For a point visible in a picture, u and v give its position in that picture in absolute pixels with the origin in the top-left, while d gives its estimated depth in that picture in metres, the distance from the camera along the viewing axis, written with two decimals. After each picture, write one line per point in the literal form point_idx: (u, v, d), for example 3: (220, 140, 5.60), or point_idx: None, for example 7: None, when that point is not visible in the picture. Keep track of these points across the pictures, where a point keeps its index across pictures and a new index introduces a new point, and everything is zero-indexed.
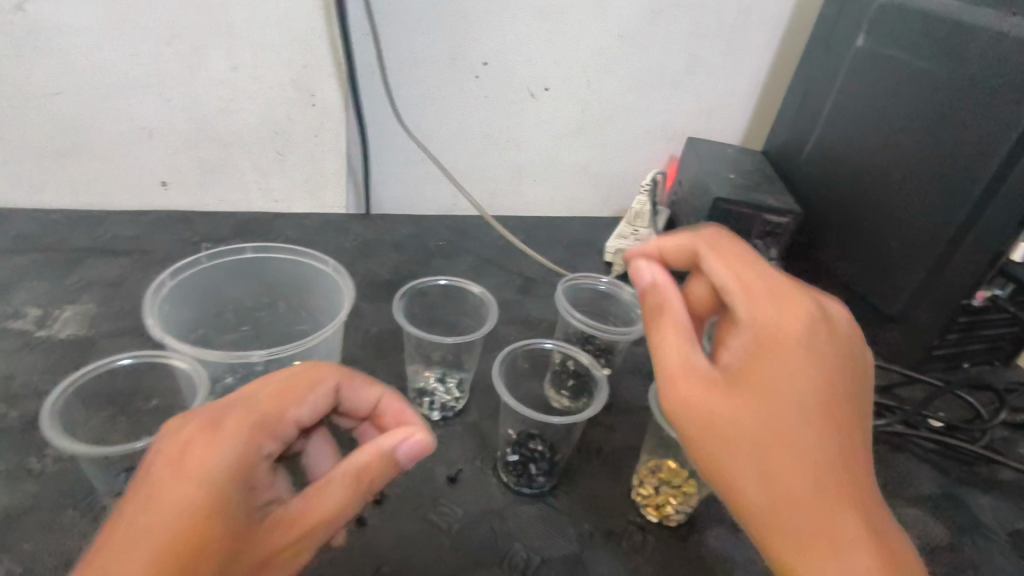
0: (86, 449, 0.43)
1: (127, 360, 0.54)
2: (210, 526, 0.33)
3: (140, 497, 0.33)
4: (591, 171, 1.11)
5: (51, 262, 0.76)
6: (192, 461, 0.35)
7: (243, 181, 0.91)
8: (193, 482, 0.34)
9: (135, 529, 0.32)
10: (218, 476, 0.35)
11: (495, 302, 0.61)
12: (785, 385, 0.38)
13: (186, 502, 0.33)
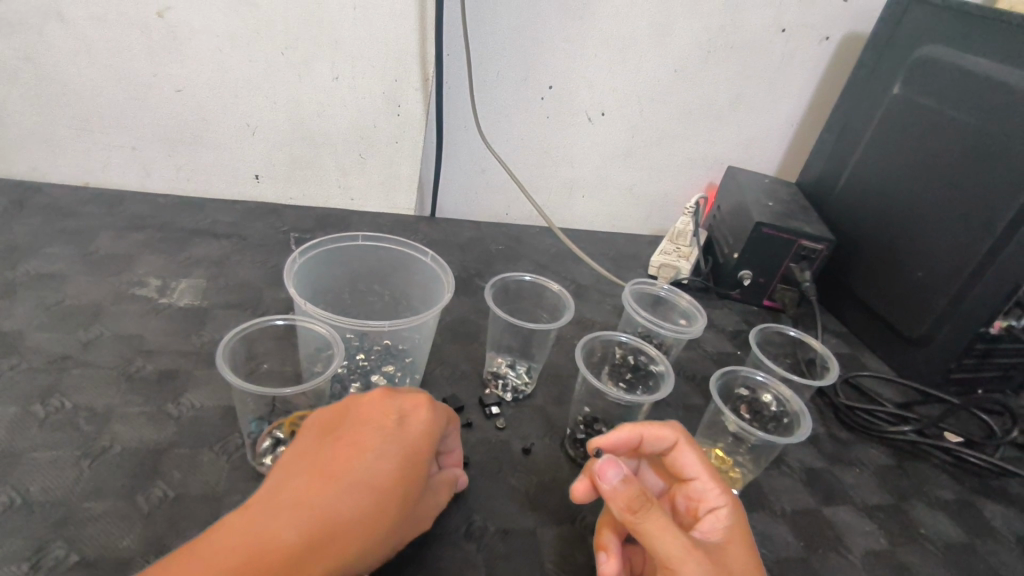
0: (249, 386, 0.51)
1: (281, 322, 0.59)
2: (417, 448, 0.46)
3: (363, 430, 0.46)
4: (637, 192, 1.20)
5: (165, 238, 0.87)
6: (404, 412, 0.47)
7: (326, 179, 1.01)
8: (402, 423, 0.47)
9: (345, 447, 0.44)
10: (396, 427, 0.46)
11: (572, 299, 0.69)
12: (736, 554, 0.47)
13: (374, 441, 0.45)
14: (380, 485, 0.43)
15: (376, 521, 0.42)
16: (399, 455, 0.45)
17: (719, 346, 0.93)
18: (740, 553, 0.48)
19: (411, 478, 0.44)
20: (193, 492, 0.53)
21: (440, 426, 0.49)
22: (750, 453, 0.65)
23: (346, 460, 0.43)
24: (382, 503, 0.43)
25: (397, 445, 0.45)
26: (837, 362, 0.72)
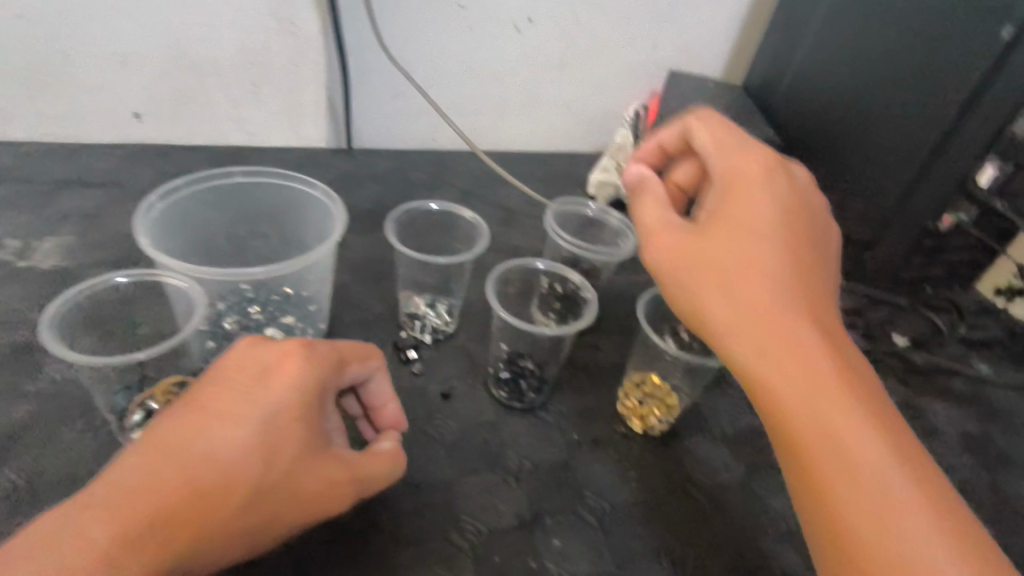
0: (96, 359, 0.43)
1: (122, 279, 0.50)
2: (286, 410, 0.38)
3: (219, 392, 0.38)
4: (574, 107, 1.11)
5: (30, 192, 0.76)
6: (269, 365, 0.40)
7: (220, 114, 0.90)
8: (267, 379, 0.39)
9: (198, 409, 0.37)
10: (265, 384, 0.39)
11: (487, 226, 0.62)
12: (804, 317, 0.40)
13: (232, 403, 0.38)
14: (235, 453, 0.36)
15: (233, 494, 0.35)
16: (261, 416, 0.37)
17: None
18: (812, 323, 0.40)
19: (278, 442, 0.37)
20: (48, 478, 0.47)
21: (322, 379, 0.41)
22: (685, 378, 0.60)
23: (193, 428, 0.36)
24: (238, 471, 0.36)
25: (259, 405, 0.38)
26: None
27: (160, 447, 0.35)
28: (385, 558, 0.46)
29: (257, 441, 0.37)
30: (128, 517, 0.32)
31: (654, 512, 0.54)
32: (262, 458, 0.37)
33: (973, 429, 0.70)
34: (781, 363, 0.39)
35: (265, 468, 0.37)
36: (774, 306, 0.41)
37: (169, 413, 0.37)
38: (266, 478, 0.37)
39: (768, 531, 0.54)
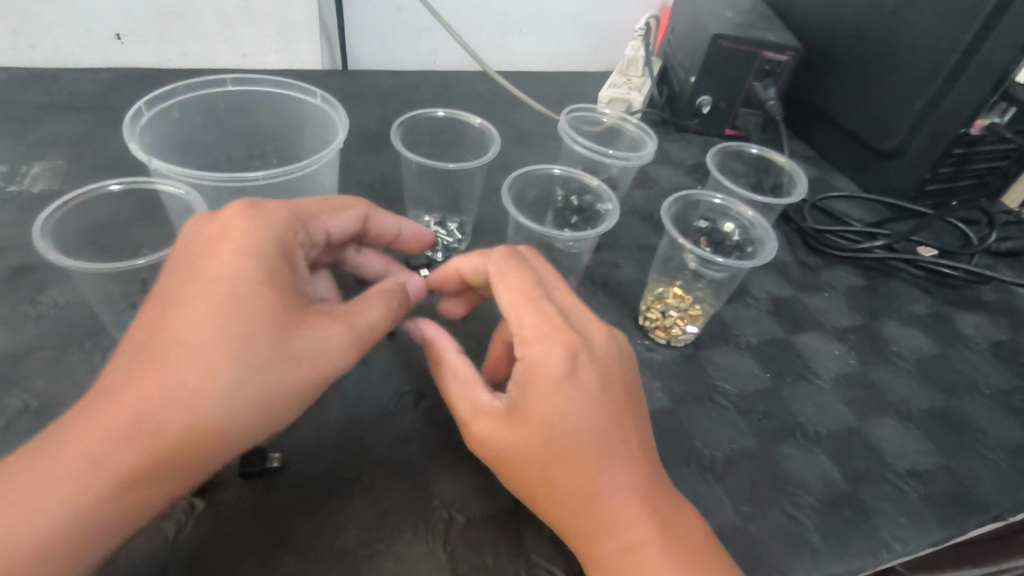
0: (78, 264, 0.41)
1: (117, 187, 0.48)
2: (243, 278, 0.35)
3: (177, 278, 0.36)
4: (580, 20, 1.04)
5: (11, 118, 0.71)
6: (232, 232, 0.37)
7: (206, 32, 0.84)
8: (222, 249, 0.36)
9: (154, 303, 0.35)
10: (220, 257, 0.36)
11: (497, 133, 0.58)
12: (561, 399, 0.37)
13: (188, 287, 0.35)
14: (202, 338, 0.33)
15: (208, 378, 0.33)
16: (221, 289, 0.35)
17: (678, 182, 0.84)
18: (570, 406, 0.37)
19: (247, 312, 0.34)
20: (61, 398, 0.45)
21: (277, 242, 0.38)
22: (710, 287, 0.58)
23: (152, 325, 0.34)
24: (208, 355, 0.33)
25: (215, 282, 0.35)
26: (802, 173, 0.64)
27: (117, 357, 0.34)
28: (412, 467, 0.45)
29: (218, 316, 0.34)
30: (94, 433, 0.32)
31: (682, 419, 0.53)
32: (225, 328, 0.34)
33: (1001, 336, 0.68)
34: (587, 528, 0.37)
35: (241, 342, 0.34)
36: (610, 517, 0.37)
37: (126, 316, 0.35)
38: (248, 354, 0.34)
39: (796, 437, 0.53)
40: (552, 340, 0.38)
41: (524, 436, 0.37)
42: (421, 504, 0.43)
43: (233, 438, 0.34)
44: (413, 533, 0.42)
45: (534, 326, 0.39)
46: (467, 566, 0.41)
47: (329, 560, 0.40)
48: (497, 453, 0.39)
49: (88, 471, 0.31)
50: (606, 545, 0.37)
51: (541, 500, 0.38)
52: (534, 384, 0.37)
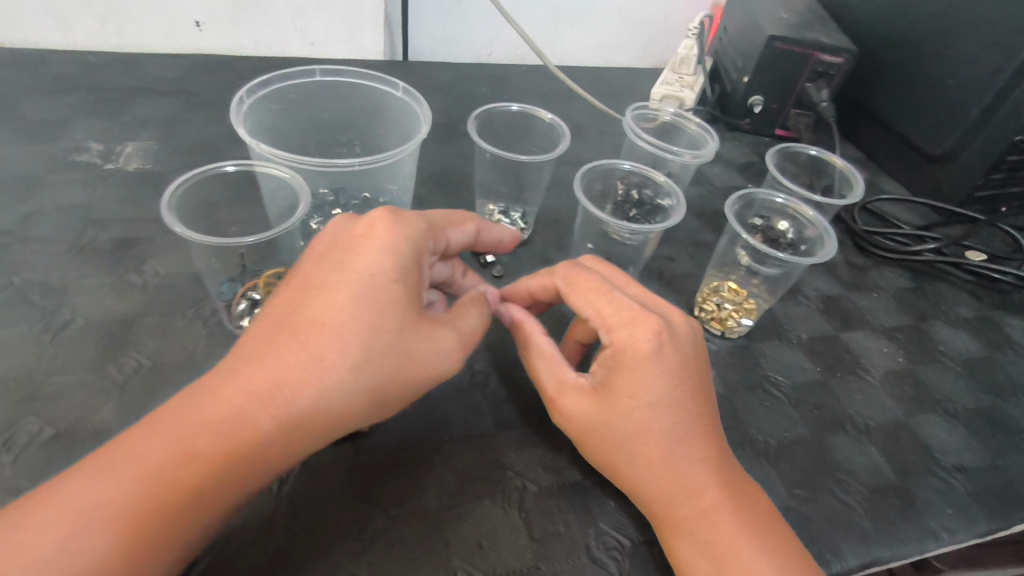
0: (201, 236, 0.45)
1: (231, 169, 0.52)
2: (382, 274, 0.39)
3: (319, 270, 0.40)
4: (633, 17, 1.05)
5: (102, 100, 0.76)
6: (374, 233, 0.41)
7: (278, 21, 0.87)
8: (362, 248, 0.40)
9: (303, 288, 0.39)
10: (367, 253, 0.40)
11: (566, 127, 0.61)
12: (650, 372, 0.41)
13: (332, 277, 0.39)
14: (338, 327, 0.37)
15: (335, 363, 0.36)
16: (358, 284, 0.39)
17: (729, 180, 0.86)
18: (656, 379, 0.41)
19: (378, 308, 0.38)
20: (170, 360, 0.49)
21: (418, 248, 0.42)
22: (765, 284, 0.60)
23: (291, 307, 0.38)
24: (339, 342, 0.37)
25: (354, 276, 0.39)
26: (859, 176, 0.65)
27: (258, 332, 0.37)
28: (487, 440, 0.49)
29: (362, 306, 0.38)
30: (235, 397, 0.35)
31: (737, 407, 0.55)
32: (361, 318, 0.37)
33: None
34: (664, 497, 0.41)
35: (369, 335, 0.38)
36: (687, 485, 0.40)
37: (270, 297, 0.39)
38: (371, 342, 0.37)
39: (847, 428, 0.56)
40: (638, 326, 0.42)
41: (613, 409, 0.41)
42: (497, 473, 0.47)
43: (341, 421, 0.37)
44: (491, 499, 0.45)
45: (615, 313, 0.43)
46: (541, 531, 0.44)
47: (416, 519, 0.43)
48: (580, 428, 0.43)
49: (221, 432, 0.34)
50: (680, 511, 0.40)
51: (626, 467, 0.42)
52: (623, 360, 0.42)
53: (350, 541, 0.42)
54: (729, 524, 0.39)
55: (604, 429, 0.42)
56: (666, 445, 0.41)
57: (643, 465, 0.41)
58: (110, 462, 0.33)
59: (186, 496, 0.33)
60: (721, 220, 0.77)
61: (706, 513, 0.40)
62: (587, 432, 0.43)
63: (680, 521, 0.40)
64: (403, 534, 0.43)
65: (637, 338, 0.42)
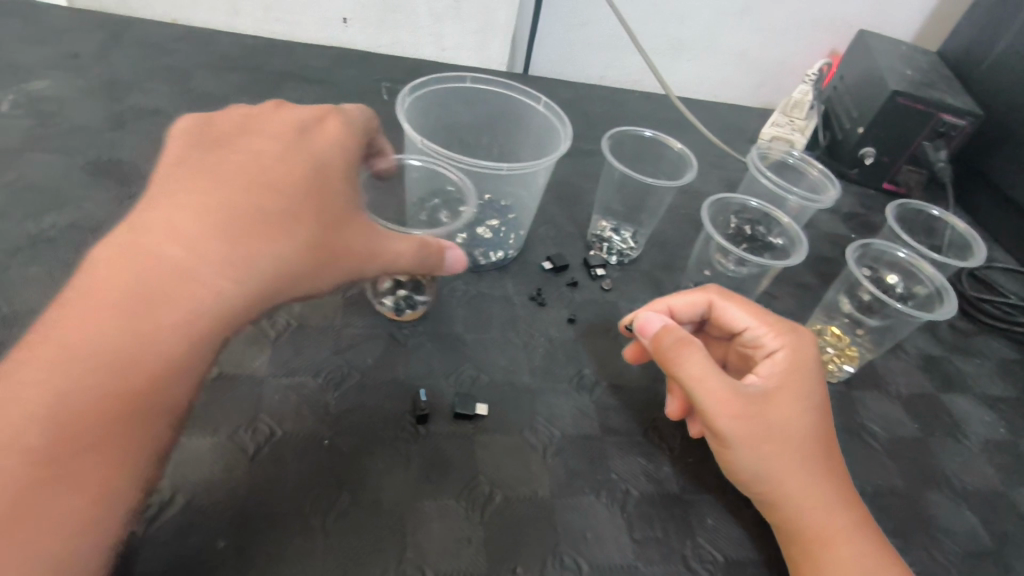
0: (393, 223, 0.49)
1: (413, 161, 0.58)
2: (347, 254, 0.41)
3: (220, 150, 0.41)
4: (749, 56, 1.07)
5: (260, 81, 0.83)
6: (301, 123, 0.44)
7: (418, 26, 0.93)
8: (285, 147, 0.42)
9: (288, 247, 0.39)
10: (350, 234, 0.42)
11: (694, 157, 0.64)
12: (813, 379, 0.47)
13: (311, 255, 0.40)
14: (174, 245, 0.36)
15: (196, 290, 0.35)
16: (246, 202, 0.38)
17: (833, 227, 0.86)
18: (818, 388, 0.47)
19: (251, 240, 0.37)
20: (314, 324, 0.55)
21: (355, 138, 0.46)
22: (872, 333, 0.61)
23: (183, 192, 0.38)
24: (195, 270, 0.35)
25: (266, 151, 0.41)
26: (983, 243, 0.65)
27: (113, 238, 0.36)
28: (593, 441, 0.52)
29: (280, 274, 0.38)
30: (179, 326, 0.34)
31: None
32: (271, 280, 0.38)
33: None
34: (813, 504, 0.44)
35: (228, 263, 0.36)
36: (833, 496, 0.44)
37: (174, 162, 0.41)
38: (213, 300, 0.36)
39: (943, 488, 0.56)
40: (801, 340, 0.48)
41: (781, 410, 0.44)
42: (601, 474, 0.50)
43: (200, 333, 0.35)
44: (595, 496, 0.48)
45: (774, 322, 0.49)
46: (640, 534, 0.47)
47: (527, 502, 0.47)
48: (747, 433, 0.44)
49: (54, 355, 0.32)
50: (826, 520, 0.44)
51: (785, 463, 0.44)
52: (799, 363, 0.47)
53: (468, 509, 0.45)
54: (865, 537, 0.44)
55: (774, 428, 0.44)
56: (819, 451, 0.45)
57: (801, 468, 0.44)
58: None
59: (100, 416, 0.32)
60: (826, 265, 0.78)
61: (850, 523, 0.44)
62: (754, 435, 0.44)
63: (827, 530, 0.43)
64: (515, 513, 0.46)
65: (799, 351, 0.48)
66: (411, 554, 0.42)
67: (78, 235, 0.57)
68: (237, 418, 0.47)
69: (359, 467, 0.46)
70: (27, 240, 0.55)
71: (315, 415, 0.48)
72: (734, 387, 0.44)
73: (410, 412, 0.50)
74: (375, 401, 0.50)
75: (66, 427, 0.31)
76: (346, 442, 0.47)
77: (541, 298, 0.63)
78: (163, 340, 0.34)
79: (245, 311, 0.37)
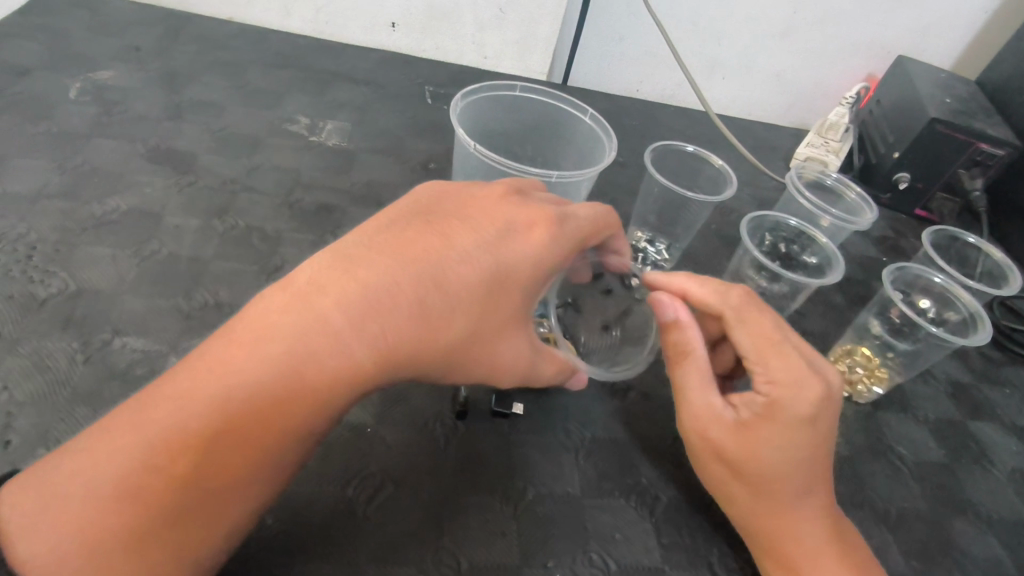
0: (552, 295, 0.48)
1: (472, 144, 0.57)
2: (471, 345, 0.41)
3: (427, 228, 0.42)
4: (786, 77, 1.08)
5: (309, 79, 0.86)
6: (507, 223, 0.43)
7: (463, 33, 0.96)
8: (479, 245, 0.41)
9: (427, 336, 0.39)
10: (490, 330, 0.41)
11: (734, 174, 0.66)
12: (795, 434, 0.42)
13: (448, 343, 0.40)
14: (341, 314, 0.36)
15: (346, 359, 0.36)
16: (419, 291, 0.38)
17: (864, 250, 0.86)
18: (801, 442, 0.42)
19: (405, 327, 0.38)
20: None
21: (559, 252, 0.44)
22: (902, 357, 0.62)
23: (381, 260, 0.39)
24: (350, 342, 0.36)
25: (459, 245, 0.41)
26: (1019, 274, 0.65)
27: (303, 275, 0.38)
28: (623, 446, 0.53)
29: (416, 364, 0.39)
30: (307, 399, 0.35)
31: (860, 469, 0.57)
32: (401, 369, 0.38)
33: None
34: (765, 530, 0.45)
35: (383, 343, 0.37)
36: (789, 533, 0.44)
37: (378, 226, 0.42)
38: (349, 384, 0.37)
39: (968, 515, 0.56)
40: (801, 381, 0.42)
41: (743, 448, 0.43)
42: (631, 478, 0.51)
43: (329, 404, 0.36)
44: (625, 499, 0.49)
45: (781, 363, 0.43)
46: (668, 538, 0.48)
47: (559, 500, 0.48)
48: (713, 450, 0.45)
49: (211, 384, 0.34)
50: (779, 553, 0.44)
51: (744, 494, 0.45)
52: (776, 420, 0.42)
53: (502, 504, 0.47)
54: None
55: (734, 457, 0.44)
56: (786, 492, 0.44)
57: (757, 498, 0.44)
58: (151, 405, 0.34)
59: (220, 460, 0.33)
60: (855, 287, 0.79)
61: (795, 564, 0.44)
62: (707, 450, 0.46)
63: (773, 557, 0.45)
64: (547, 511, 0.47)
65: (808, 394, 0.42)
66: (446, 542, 0.44)
67: (138, 219, 0.59)
68: None
69: (400, 457, 0.48)
70: (93, 221, 0.58)
71: (360, 405, 0.50)
72: (704, 415, 0.45)
73: (449, 408, 0.52)
74: (416, 395, 0.52)
75: (198, 465, 0.33)
76: (390, 432, 0.49)
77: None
78: (297, 400, 0.35)
79: (372, 381, 0.37)
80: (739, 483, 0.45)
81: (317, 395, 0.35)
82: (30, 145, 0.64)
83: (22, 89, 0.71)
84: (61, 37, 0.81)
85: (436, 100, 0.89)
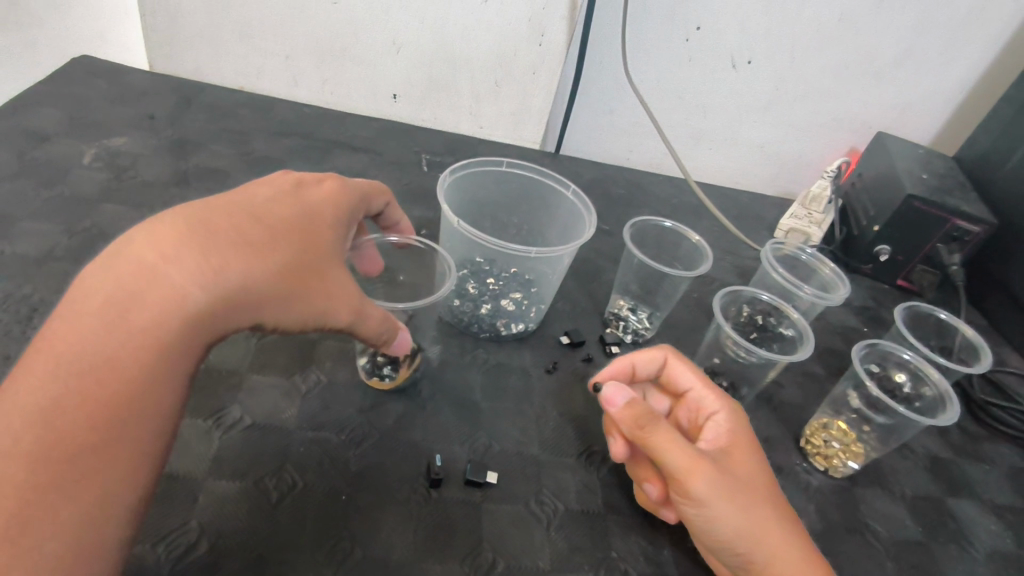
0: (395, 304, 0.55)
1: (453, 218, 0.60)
2: (303, 273, 0.42)
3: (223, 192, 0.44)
4: (770, 149, 1.12)
5: (311, 147, 0.91)
6: (297, 180, 0.48)
7: (458, 105, 1.01)
8: (279, 194, 0.45)
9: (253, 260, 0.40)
10: (312, 263, 0.43)
11: (710, 250, 0.68)
12: (744, 425, 0.52)
13: (276, 266, 0.40)
14: (155, 252, 0.37)
15: (163, 292, 0.36)
16: (233, 226, 0.40)
17: (845, 321, 0.88)
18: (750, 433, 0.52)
19: (229, 254, 0.38)
20: (341, 383, 0.59)
21: (345, 202, 0.49)
22: (877, 430, 0.62)
23: (189, 208, 0.40)
24: (165, 271, 0.36)
25: (259, 194, 0.44)
26: (989, 353, 0.67)
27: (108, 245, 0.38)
28: (597, 518, 0.54)
29: (250, 296, 0.39)
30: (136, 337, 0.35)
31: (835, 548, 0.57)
32: (236, 305, 0.39)
33: None
34: (783, 536, 0.46)
35: (201, 269, 0.37)
36: (795, 526, 0.47)
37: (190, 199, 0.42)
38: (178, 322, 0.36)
39: None
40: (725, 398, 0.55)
41: (734, 459, 0.49)
42: (601, 552, 0.51)
43: (170, 339, 0.36)
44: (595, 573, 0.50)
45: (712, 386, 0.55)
46: None
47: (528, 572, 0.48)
48: (727, 484, 0.46)
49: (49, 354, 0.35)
50: (805, 552, 0.46)
51: (767, 507, 0.47)
52: (733, 418, 0.52)
53: None
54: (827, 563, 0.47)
55: (739, 479, 0.47)
56: (773, 489, 0.49)
57: (767, 505, 0.47)
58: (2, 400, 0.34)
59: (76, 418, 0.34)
60: (835, 359, 0.80)
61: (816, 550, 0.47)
62: (728, 489, 0.45)
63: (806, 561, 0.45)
64: None
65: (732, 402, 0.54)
66: None
67: None
68: (264, 466, 0.51)
69: (369, 522, 0.48)
70: None
71: (336, 468, 0.52)
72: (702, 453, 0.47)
73: (424, 475, 0.53)
74: (392, 462, 0.53)
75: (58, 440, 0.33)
76: (365, 498, 0.50)
77: (556, 370, 0.66)
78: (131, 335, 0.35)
79: (211, 317, 0.38)
80: (754, 499, 0.46)
81: (139, 325, 0.36)
82: (41, 209, 0.68)
83: (41, 154, 0.76)
84: (81, 105, 0.86)
85: (432, 168, 0.94)
